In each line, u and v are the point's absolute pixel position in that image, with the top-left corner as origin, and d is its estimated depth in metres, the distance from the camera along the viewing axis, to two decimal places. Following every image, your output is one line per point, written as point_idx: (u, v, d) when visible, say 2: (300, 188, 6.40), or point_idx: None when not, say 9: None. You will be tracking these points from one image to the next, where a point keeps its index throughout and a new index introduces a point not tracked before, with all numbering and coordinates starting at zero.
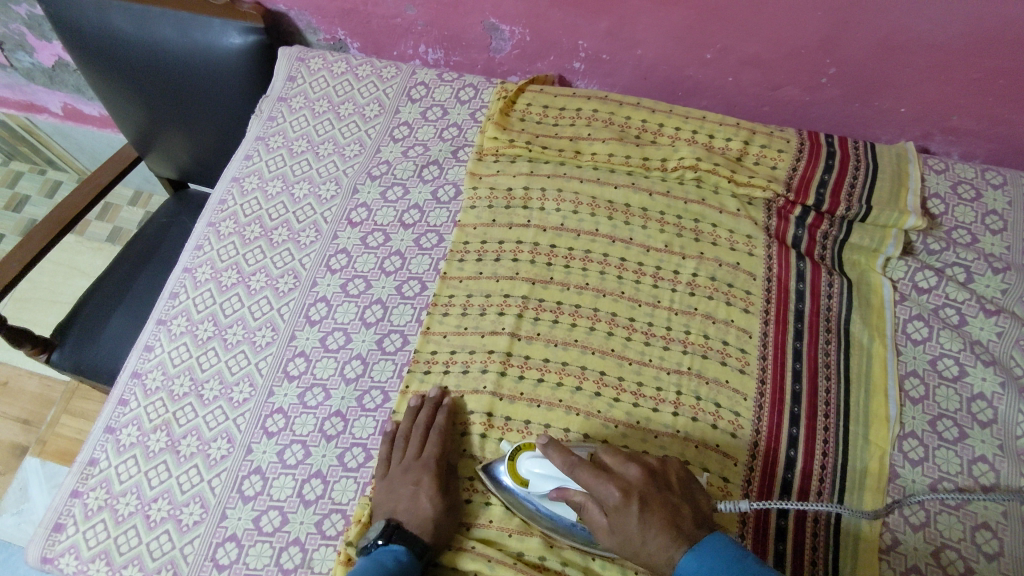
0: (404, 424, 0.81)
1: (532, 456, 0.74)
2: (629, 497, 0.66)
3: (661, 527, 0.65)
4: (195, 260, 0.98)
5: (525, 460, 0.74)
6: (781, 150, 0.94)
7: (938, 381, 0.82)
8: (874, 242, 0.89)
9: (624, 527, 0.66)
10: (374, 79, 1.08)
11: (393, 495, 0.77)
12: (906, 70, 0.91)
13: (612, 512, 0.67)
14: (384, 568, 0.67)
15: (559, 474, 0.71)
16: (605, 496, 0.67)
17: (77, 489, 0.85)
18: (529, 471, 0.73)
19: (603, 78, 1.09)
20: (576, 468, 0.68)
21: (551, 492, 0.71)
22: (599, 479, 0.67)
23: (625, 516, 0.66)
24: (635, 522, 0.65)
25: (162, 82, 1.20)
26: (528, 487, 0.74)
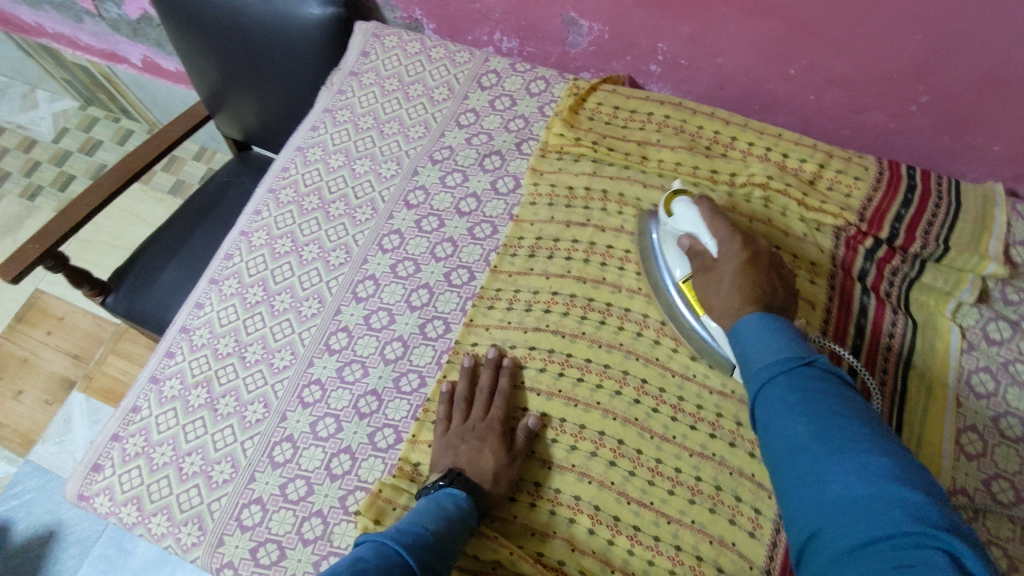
0: (462, 386, 0.82)
1: (686, 203, 0.82)
2: (738, 253, 0.75)
3: (746, 290, 0.72)
4: (252, 224, 0.99)
5: (680, 201, 0.82)
6: (857, 177, 0.90)
7: (999, 440, 0.78)
8: (947, 285, 0.85)
9: (722, 273, 0.75)
10: (446, 63, 1.08)
11: (452, 451, 0.78)
12: (1007, 106, 0.86)
13: (720, 263, 0.76)
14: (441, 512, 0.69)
15: (699, 221, 0.80)
16: (726, 252, 0.76)
17: (118, 433, 0.88)
18: (678, 211, 0.83)
19: (679, 84, 1.06)
20: (714, 215, 0.79)
21: (683, 235, 0.82)
22: (725, 240, 0.77)
23: (723, 262, 0.76)
24: (718, 275, 0.76)
25: (239, 44, 1.22)
26: (673, 220, 0.84)
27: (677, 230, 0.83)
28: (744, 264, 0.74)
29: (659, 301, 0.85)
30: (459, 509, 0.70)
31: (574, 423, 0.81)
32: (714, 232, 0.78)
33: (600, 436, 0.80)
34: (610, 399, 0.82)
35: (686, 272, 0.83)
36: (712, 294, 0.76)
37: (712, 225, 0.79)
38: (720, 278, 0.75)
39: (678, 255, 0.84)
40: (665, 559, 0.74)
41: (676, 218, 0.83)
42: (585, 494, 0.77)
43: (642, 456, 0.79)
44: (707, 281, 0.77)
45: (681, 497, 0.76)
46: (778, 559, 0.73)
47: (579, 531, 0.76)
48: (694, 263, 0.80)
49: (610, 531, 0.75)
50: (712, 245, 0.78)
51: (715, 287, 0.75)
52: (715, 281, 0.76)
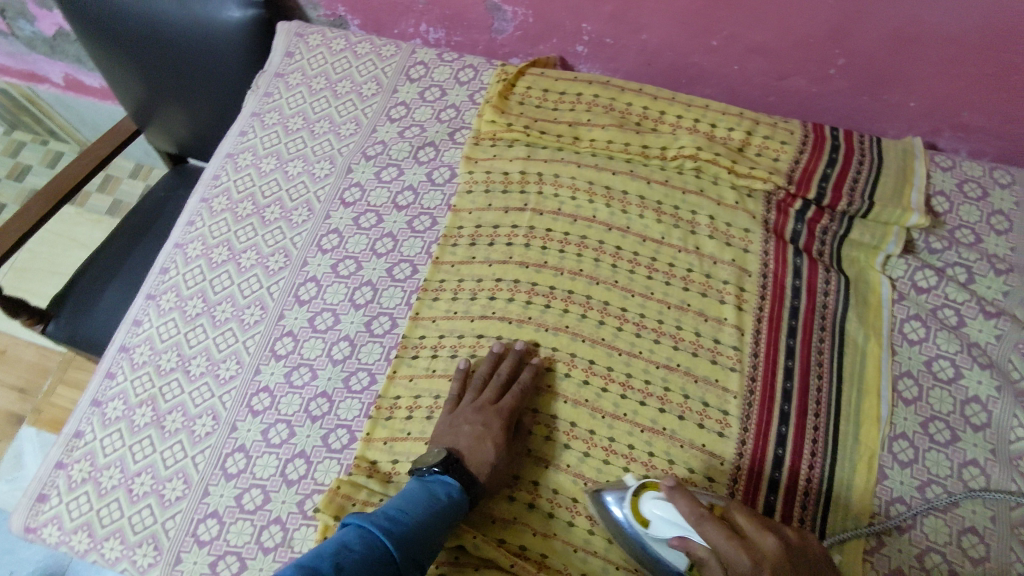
0: (485, 367, 0.82)
1: (656, 498, 0.68)
2: (756, 559, 0.60)
3: None
4: (186, 235, 0.97)
5: (650, 498, 0.68)
6: (783, 142, 0.92)
7: (933, 383, 0.81)
8: (874, 239, 0.88)
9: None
10: (372, 57, 1.07)
11: (454, 430, 0.77)
12: (919, 62, 0.89)
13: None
14: (434, 502, 0.69)
15: (686, 525, 0.65)
16: (739, 560, 0.60)
17: (62, 461, 0.85)
18: (655, 511, 0.67)
19: (606, 63, 1.07)
20: (703, 520, 0.62)
21: (669, 537, 0.66)
22: (704, 524, 0.62)
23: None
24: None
25: (161, 54, 1.19)
26: (648, 525, 0.68)
27: (658, 537, 0.67)
28: (759, 561, 0.60)
29: (645, 565, 0.71)
30: (449, 498, 0.70)
31: (532, 401, 0.81)
32: (698, 535, 0.62)
33: (553, 421, 0.81)
34: (559, 381, 0.83)
35: (682, 560, 0.67)
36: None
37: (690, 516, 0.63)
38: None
39: (663, 533, 0.67)
40: None
41: (652, 526, 0.67)
42: (544, 478, 0.78)
43: (596, 436, 0.80)
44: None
45: (637, 473, 0.78)
46: None
47: (538, 515, 0.77)
48: (705, 574, 0.62)
49: (570, 512, 0.77)
50: (700, 539, 0.63)
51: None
52: None
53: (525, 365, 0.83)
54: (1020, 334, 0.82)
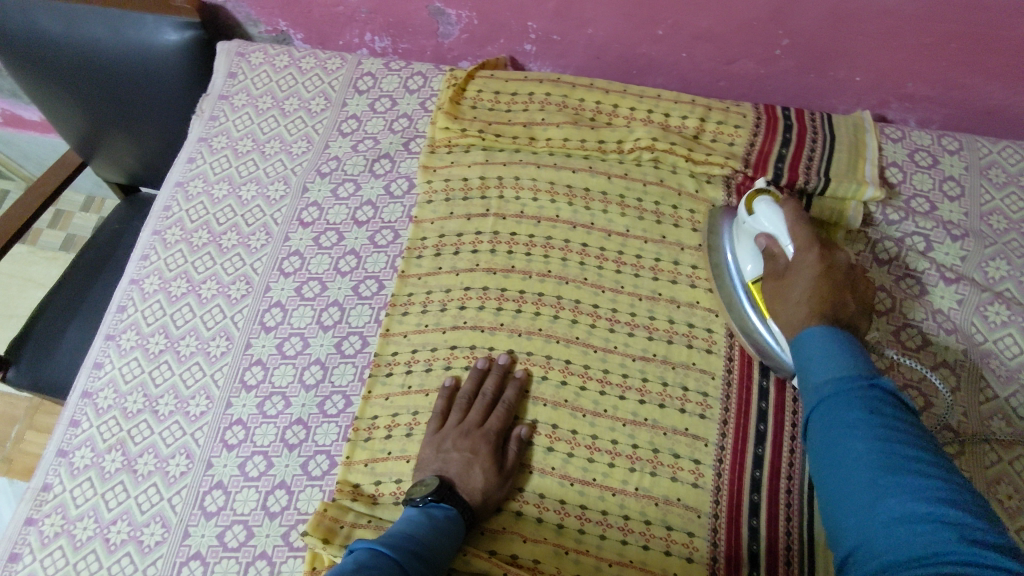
0: (468, 386, 0.81)
1: (768, 202, 0.80)
2: (822, 261, 0.73)
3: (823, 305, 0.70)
4: (141, 270, 0.94)
5: (763, 199, 0.80)
6: (737, 125, 0.93)
7: (902, 352, 0.82)
8: (833, 214, 0.89)
9: (801, 272, 0.73)
10: (318, 71, 1.04)
11: (443, 455, 0.77)
12: (860, 37, 0.90)
13: (801, 263, 0.74)
14: (433, 522, 0.69)
15: (784, 227, 0.77)
16: (807, 257, 0.74)
17: (32, 517, 0.82)
18: (761, 212, 0.80)
19: (556, 59, 1.06)
20: (799, 228, 0.76)
21: (758, 236, 0.79)
22: (809, 246, 0.74)
23: (801, 256, 0.74)
24: (796, 277, 0.73)
25: (98, 82, 1.15)
26: (754, 216, 0.81)
27: (755, 228, 0.81)
28: (823, 274, 0.72)
29: (728, 310, 0.82)
30: (450, 521, 0.71)
31: (513, 403, 0.81)
32: (795, 233, 0.76)
33: (534, 425, 0.81)
34: (537, 384, 0.82)
35: (756, 270, 0.80)
36: (783, 298, 0.73)
37: (796, 227, 0.76)
38: (791, 285, 0.73)
39: (750, 250, 0.81)
40: (616, 530, 0.75)
41: (756, 217, 0.80)
42: (530, 483, 0.78)
43: (578, 436, 0.80)
44: (777, 285, 0.75)
45: (622, 467, 0.78)
46: (723, 501, 0.76)
47: (528, 521, 0.76)
48: (768, 264, 0.77)
49: (558, 514, 0.77)
50: (790, 250, 0.76)
51: (805, 272, 0.73)
52: (792, 288, 0.73)
53: (509, 380, 0.82)
54: (980, 296, 0.84)
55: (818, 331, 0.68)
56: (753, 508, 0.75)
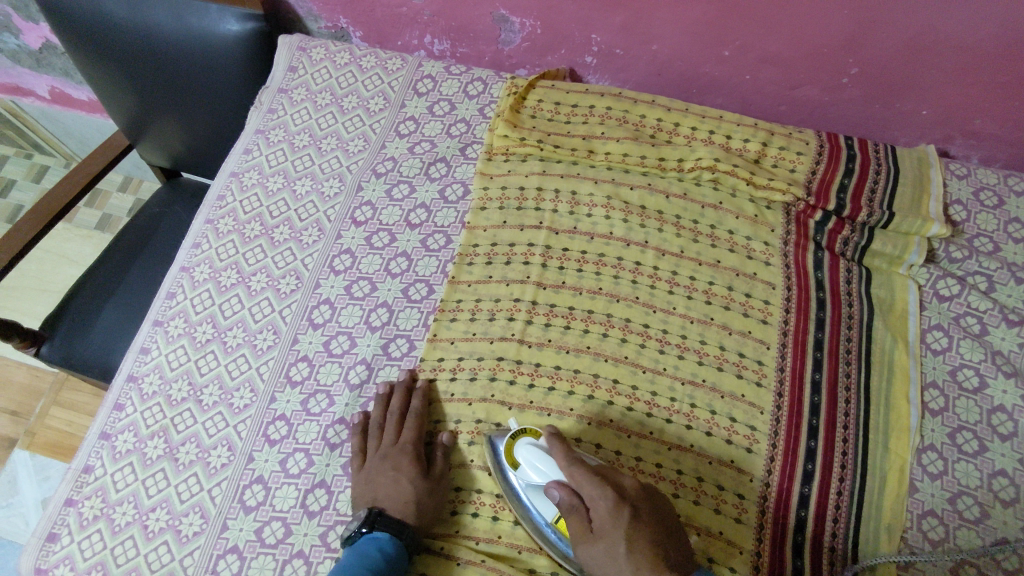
0: (376, 414, 0.81)
1: (529, 445, 0.73)
2: (619, 517, 0.66)
3: (646, 563, 0.64)
4: (193, 258, 0.94)
5: (522, 445, 0.73)
6: (800, 153, 0.91)
7: (959, 393, 0.81)
8: (897, 250, 0.87)
9: (609, 540, 0.66)
10: (378, 71, 1.05)
11: (372, 484, 0.76)
12: (931, 71, 0.89)
13: (604, 527, 0.66)
14: (367, 560, 0.67)
15: (553, 475, 0.71)
16: (600, 502, 0.67)
17: (72, 498, 0.81)
18: (525, 459, 0.73)
19: (615, 73, 1.06)
20: (574, 465, 0.69)
21: (546, 483, 0.70)
22: (595, 493, 0.67)
23: (603, 524, 0.66)
24: (607, 544, 0.66)
25: (155, 68, 1.15)
26: (520, 471, 0.74)
27: (533, 482, 0.72)
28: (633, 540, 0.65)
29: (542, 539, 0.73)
30: (382, 553, 0.68)
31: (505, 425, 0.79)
32: (578, 482, 0.68)
33: (477, 424, 0.80)
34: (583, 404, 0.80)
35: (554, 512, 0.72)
36: (603, 574, 0.66)
37: (568, 467, 0.69)
38: (613, 569, 0.65)
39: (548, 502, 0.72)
40: None
41: (525, 470, 0.73)
42: (471, 481, 0.77)
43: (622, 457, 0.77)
44: (591, 546, 0.67)
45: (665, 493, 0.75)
46: (766, 538, 0.73)
47: None
48: (572, 516, 0.68)
49: None
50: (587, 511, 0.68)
51: None
52: (607, 554, 0.66)
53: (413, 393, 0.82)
54: None
55: None
56: (796, 548, 0.73)
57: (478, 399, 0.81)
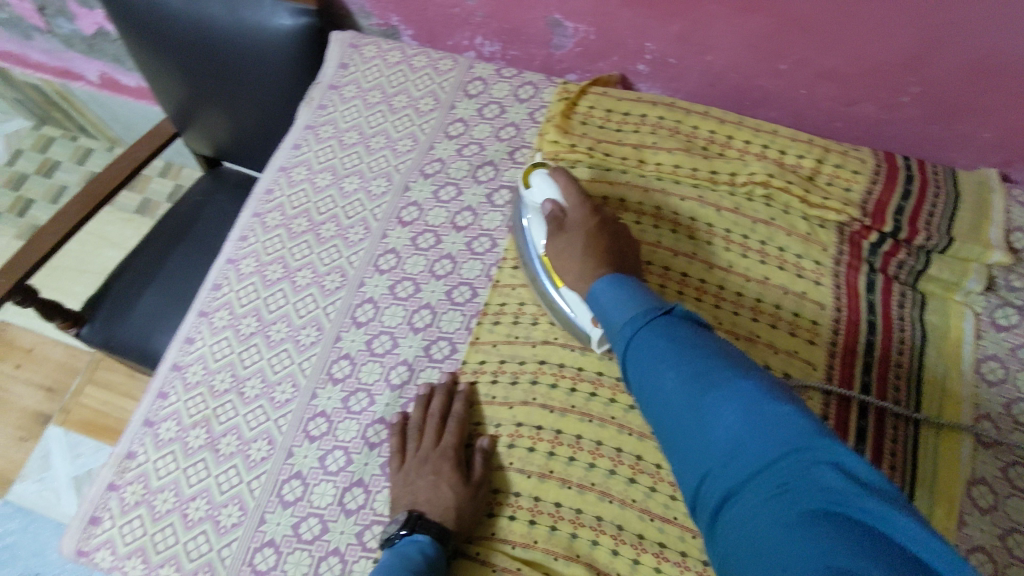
0: (417, 415, 0.80)
1: (543, 171, 0.84)
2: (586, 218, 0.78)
3: (596, 249, 0.75)
4: (240, 251, 0.95)
5: (536, 171, 0.84)
6: (856, 171, 0.90)
7: (1014, 426, 0.78)
8: (954, 275, 0.85)
9: (571, 232, 0.78)
10: (429, 71, 1.05)
11: (411, 487, 0.75)
12: (996, 94, 0.86)
13: (571, 226, 0.78)
14: (410, 563, 0.66)
15: (555, 190, 0.82)
16: (572, 213, 0.79)
17: (115, 483, 0.83)
18: (536, 183, 0.84)
19: (668, 83, 1.04)
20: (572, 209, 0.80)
21: (544, 202, 0.82)
22: (578, 203, 0.80)
23: (573, 228, 0.78)
24: (568, 236, 0.78)
25: (207, 59, 1.17)
26: (531, 192, 0.85)
27: (534, 201, 0.84)
28: (589, 235, 0.76)
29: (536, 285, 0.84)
30: (424, 556, 0.68)
31: (550, 429, 0.78)
32: (563, 193, 0.81)
33: (517, 427, 0.79)
34: (624, 414, 0.78)
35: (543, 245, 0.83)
36: (557, 254, 0.78)
37: (564, 185, 0.82)
38: (567, 245, 0.77)
39: (538, 219, 0.84)
40: (694, 575, 0.70)
41: (533, 191, 0.84)
42: (508, 483, 0.77)
43: (663, 471, 0.75)
44: (555, 242, 0.79)
45: None
46: None
47: (602, 552, 0.72)
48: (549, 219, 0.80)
49: (635, 550, 0.71)
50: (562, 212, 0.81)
51: (569, 246, 0.77)
52: (562, 246, 0.78)
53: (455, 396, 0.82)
54: None
55: (621, 317, 0.64)
56: None
57: (519, 402, 0.80)
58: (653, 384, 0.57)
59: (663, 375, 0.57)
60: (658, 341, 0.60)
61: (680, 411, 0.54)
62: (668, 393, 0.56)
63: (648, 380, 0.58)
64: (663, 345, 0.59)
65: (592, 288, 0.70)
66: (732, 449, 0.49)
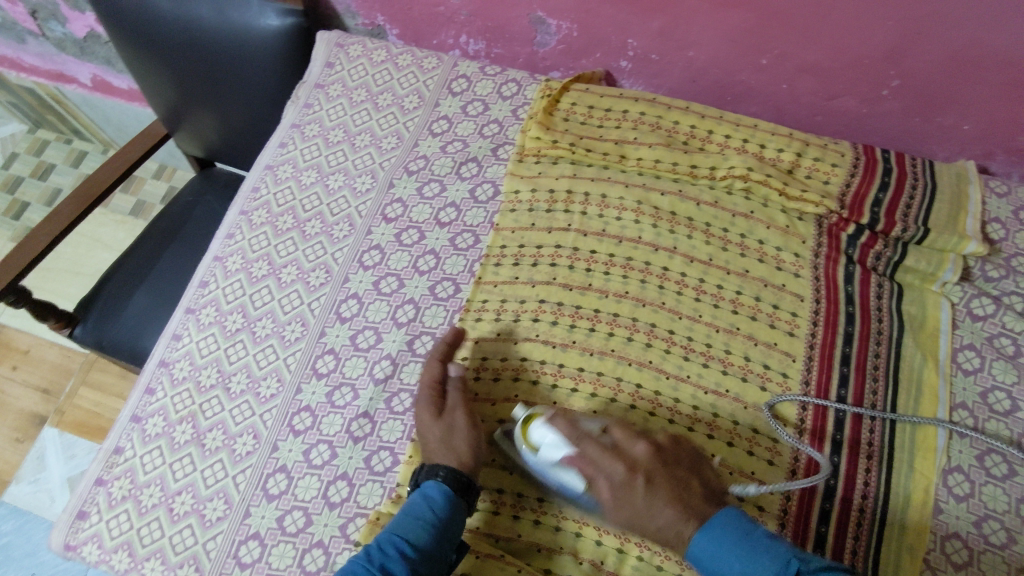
0: (424, 377, 0.80)
1: (545, 424, 0.72)
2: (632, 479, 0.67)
3: (665, 499, 0.67)
4: (226, 248, 0.96)
5: (539, 427, 0.72)
6: (835, 164, 0.91)
7: (989, 415, 0.79)
8: (931, 266, 0.85)
9: (651, 497, 0.67)
10: (414, 69, 1.06)
11: (426, 443, 0.76)
12: (975, 86, 0.87)
13: (632, 480, 0.67)
14: (423, 517, 0.69)
15: (566, 459, 0.70)
16: (638, 475, 0.68)
17: (102, 478, 0.84)
18: (539, 439, 0.72)
19: (650, 78, 1.05)
20: (584, 441, 0.70)
21: (563, 461, 0.70)
22: (633, 444, 0.70)
23: (640, 478, 0.67)
24: (648, 490, 0.67)
25: (195, 60, 1.17)
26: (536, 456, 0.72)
27: (547, 463, 0.71)
28: (671, 496, 0.67)
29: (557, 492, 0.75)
30: (434, 509, 0.70)
31: None
32: (596, 460, 0.69)
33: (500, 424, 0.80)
34: (605, 406, 0.80)
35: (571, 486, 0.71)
36: (631, 509, 0.67)
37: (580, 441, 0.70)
38: (634, 508, 0.67)
39: (559, 474, 0.71)
40: (674, 563, 0.72)
41: (543, 451, 0.72)
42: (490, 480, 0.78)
43: None
44: (627, 505, 0.67)
45: None
46: None
47: (585, 543, 0.73)
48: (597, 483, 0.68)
49: (618, 539, 0.73)
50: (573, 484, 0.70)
51: (647, 510, 0.66)
52: (633, 498, 0.67)
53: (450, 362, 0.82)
54: None
55: (696, 533, 0.65)
56: None
57: (502, 399, 0.82)
58: None
59: None
60: (737, 556, 0.63)
61: None
62: None
63: None
64: (749, 560, 0.62)
65: (703, 525, 0.66)
66: None
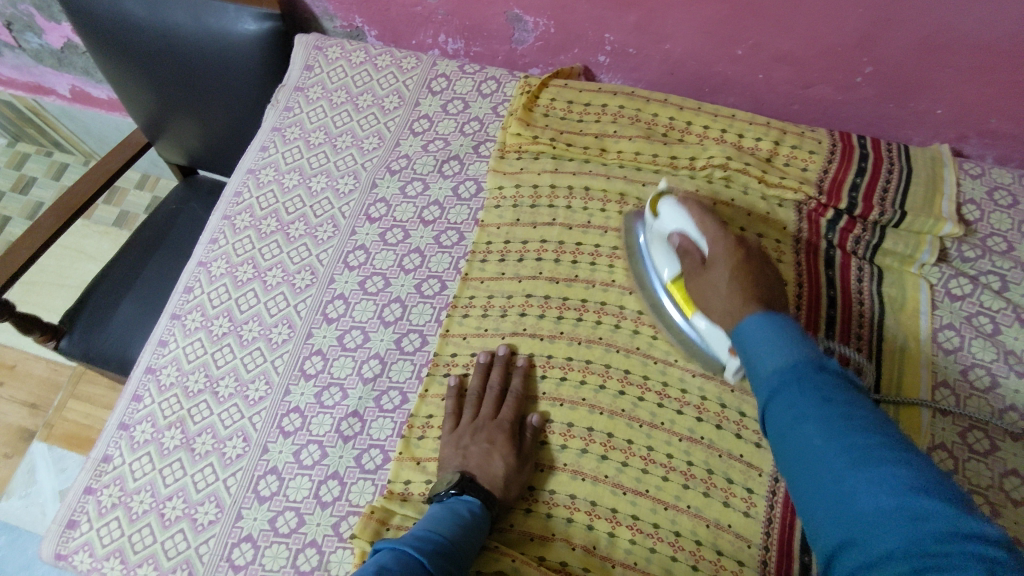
0: (476, 382, 0.82)
1: (671, 199, 0.82)
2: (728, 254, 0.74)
3: (749, 289, 0.70)
4: (210, 253, 0.96)
5: (665, 199, 0.82)
6: (812, 151, 0.92)
7: (971, 392, 0.80)
8: (908, 248, 0.87)
9: (721, 267, 0.74)
10: (393, 70, 1.06)
11: (463, 451, 0.77)
12: (947, 70, 0.89)
13: (713, 265, 0.75)
14: (461, 519, 0.69)
15: (688, 221, 0.79)
16: (719, 259, 0.74)
17: (91, 486, 0.83)
18: (664, 211, 0.82)
19: (628, 72, 1.06)
20: (702, 217, 0.78)
21: (674, 232, 0.80)
22: (717, 242, 0.75)
23: (716, 255, 0.75)
24: (721, 269, 0.73)
25: (174, 67, 1.17)
26: (658, 219, 0.83)
27: (663, 231, 0.82)
28: (739, 271, 0.72)
29: (666, 328, 0.83)
30: (472, 515, 0.70)
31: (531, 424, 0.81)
32: (701, 226, 0.78)
33: None
34: (595, 394, 0.81)
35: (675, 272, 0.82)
36: (714, 295, 0.73)
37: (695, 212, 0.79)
38: (720, 289, 0.72)
39: (666, 254, 0.83)
40: (666, 545, 0.72)
41: (659, 218, 0.83)
42: None
43: (633, 446, 0.77)
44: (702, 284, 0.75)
45: (675, 483, 0.75)
46: (774, 534, 0.72)
47: (577, 528, 0.74)
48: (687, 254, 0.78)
49: (609, 523, 0.74)
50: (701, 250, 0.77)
51: (720, 276, 0.73)
52: (712, 283, 0.74)
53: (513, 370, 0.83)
54: None
55: (751, 317, 0.65)
56: (806, 543, 0.71)
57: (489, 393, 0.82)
58: (818, 495, 0.52)
59: (781, 374, 0.59)
60: (769, 339, 0.62)
61: (852, 513, 0.49)
62: (768, 371, 0.61)
63: (760, 366, 0.62)
64: (782, 340, 0.62)
65: (739, 324, 0.66)
66: (862, 512, 0.49)
